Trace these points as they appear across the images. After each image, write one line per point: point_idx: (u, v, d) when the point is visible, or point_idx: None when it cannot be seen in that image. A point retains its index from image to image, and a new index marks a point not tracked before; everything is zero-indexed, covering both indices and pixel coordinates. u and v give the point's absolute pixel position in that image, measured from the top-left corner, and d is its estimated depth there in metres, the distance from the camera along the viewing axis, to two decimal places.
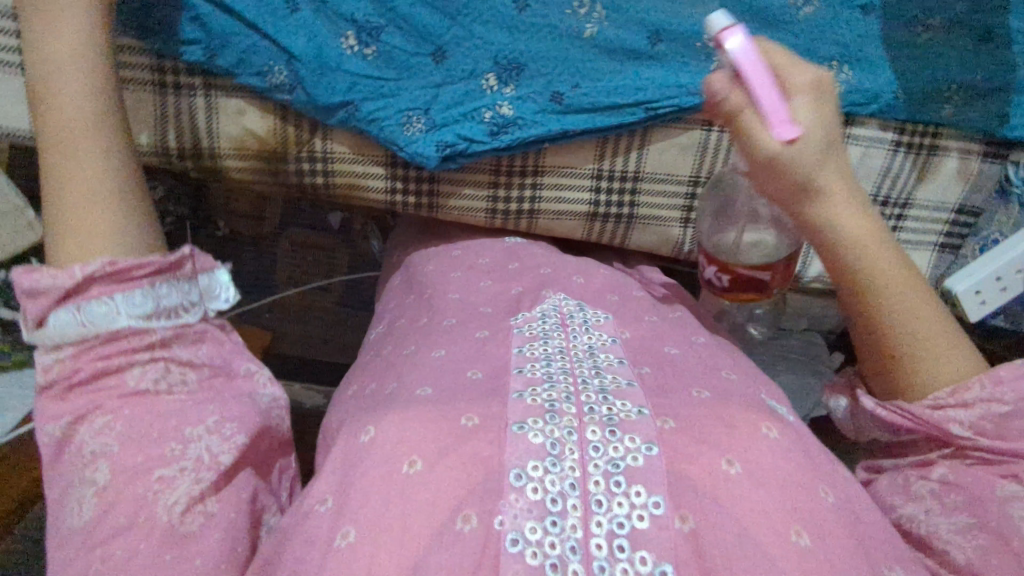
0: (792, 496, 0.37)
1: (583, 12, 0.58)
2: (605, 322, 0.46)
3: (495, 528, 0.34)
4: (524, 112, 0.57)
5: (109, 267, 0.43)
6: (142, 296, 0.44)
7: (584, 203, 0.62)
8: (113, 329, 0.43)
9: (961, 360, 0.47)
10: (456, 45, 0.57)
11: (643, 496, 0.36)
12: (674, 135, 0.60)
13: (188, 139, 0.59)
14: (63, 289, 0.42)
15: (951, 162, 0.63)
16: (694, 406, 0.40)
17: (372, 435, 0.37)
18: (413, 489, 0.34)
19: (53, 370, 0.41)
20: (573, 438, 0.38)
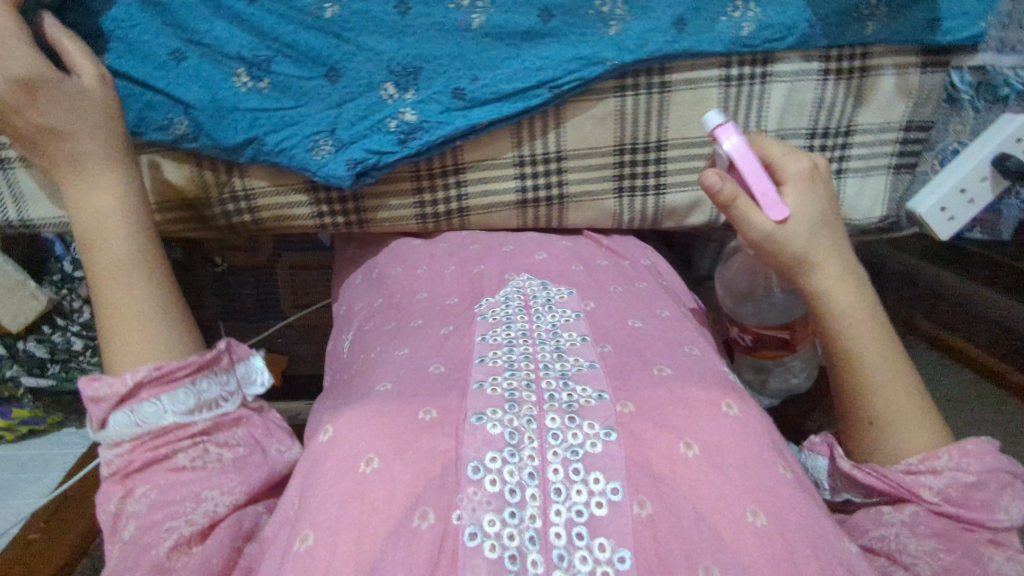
0: (748, 476, 0.37)
1: (466, 2, 0.55)
2: (568, 298, 0.48)
3: (453, 523, 0.34)
4: (429, 115, 0.55)
5: (154, 371, 0.45)
6: (185, 394, 0.46)
7: (512, 192, 0.60)
8: (161, 427, 0.44)
9: (926, 432, 0.47)
10: (348, 61, 0.54)
11: (601, 483, 0.37)
12: (586, 109, 0.58)
13: None
14: (116, 395, 0.44)
15: (887, 79, 0.59)
16: (652, 387, 0.41)
17: (331, 435, 0.38)
18: (369, 490, 0.35)
19: (112, 463, 0.44)
20: (532, 427, 0.38)
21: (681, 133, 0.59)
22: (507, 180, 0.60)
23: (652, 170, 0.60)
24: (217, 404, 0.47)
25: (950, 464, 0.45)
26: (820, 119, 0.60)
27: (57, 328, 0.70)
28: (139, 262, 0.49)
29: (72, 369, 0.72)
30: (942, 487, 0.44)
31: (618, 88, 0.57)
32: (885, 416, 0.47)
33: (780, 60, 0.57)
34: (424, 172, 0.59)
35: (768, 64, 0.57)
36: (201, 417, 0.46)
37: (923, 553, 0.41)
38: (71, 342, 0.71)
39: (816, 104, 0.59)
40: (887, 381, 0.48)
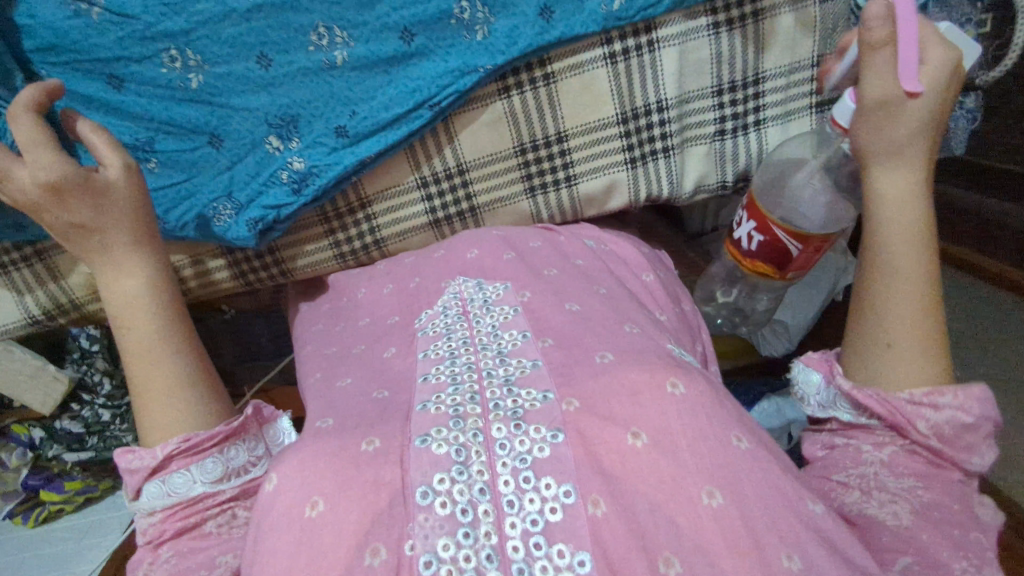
0: (701, 455, 0.36)
1: (324, 42, 0.54)
2: (506, 293, 0.48)
3: (406, 554, 0.34)
4: (316, 159, 0.56)
5: (182, 443, 0.45)
6: (212, 462, 0.46)
7: (422, 214, 0.61)
8: (192, 496, 0.45)
9: (933, 367, 0.43)
10: (226, 124, 0.56)
11: (553, 487, 0.36)
12: (472, 118, 0.57)
13: (48, 302, 0.62)
14: (148, 467, 0.44)
15: (785, 19, 0.54)
16: (594, 378, 0.40)
17: (276, 483, 0.37)
18: (317, 533, 0.34)
19: (149, 531, 0.45)
20: (479, 440, 0.38)
21: (580, 120, 0.57)
22: (416, 202, 0.60)
23: (559, 164, 0.59)
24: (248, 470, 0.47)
25: (954, 402, 0.41)
26: (722, 74, 0.56)
27: (85, 404, 0.73)
28: (163, 338, 0.49)
29: (108, 439, 0.75)
30: (940, 422, 0.41)
31: (503, 90, 0.56)
32: (892, 335, 0.44)
33: (662, 23, 0.54)
34: (330, 214, 0.60)
35: (650, 31, 0.54)
36: (232, 484, 0.46)
37: (901, 491, 0.41)
38: (100, 415, 0.74)
39: (715, 58, 0.55)
40: (905, 303, 0.45)
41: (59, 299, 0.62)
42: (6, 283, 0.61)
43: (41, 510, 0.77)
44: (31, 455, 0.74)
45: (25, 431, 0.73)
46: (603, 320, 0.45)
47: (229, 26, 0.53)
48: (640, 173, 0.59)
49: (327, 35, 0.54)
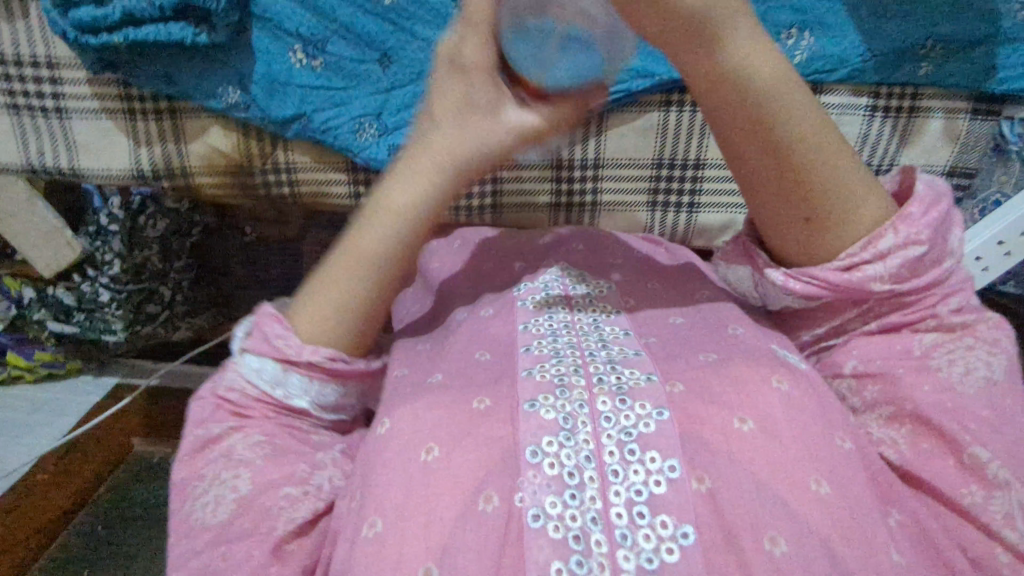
0: (807, 446, 0.37)
1: None
2: (608, 293, 0.49)
3: (516, 505, 0.35)
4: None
5: (325, 361, 0.44)
6: (331, 391, 0.45)
7: (546, 196, 0.67)
8: (291, 403, 0.44)
9: (875, 210, 0.41)
10: (400, 49, 0.61)
11: (658, 461, 0.37)
12: (629, 119, 0.63)
13: (161, 162, 0.63)
14: (286, 352, 0.43)
15: (935, 122, 0.59)
16: (697, 367, 0.41)
17: (389, 426, 0.39)
18: (433, 475, 0.36)
19: (234, 389, 0.44)
20: (585, 411, 0.38)
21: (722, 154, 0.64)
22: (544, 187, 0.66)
23: (687, 187, 0.65)
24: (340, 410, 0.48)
25: (897, 242, 0.40)
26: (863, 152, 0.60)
27: (89, 279, 0.77)
28: (433, 195, 0.44)
29: (94, 321, 0.78)
30: (891, 272, 0.41)
31: (664, 104, 0.62)
32: (833, 209, 0.41)
33: (829, 91, 0.58)
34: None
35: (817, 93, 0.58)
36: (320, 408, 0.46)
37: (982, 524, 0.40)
38: (97, 294, 0.77)
39: (862, 137, 0.59)
40: (849, 177, 0.40)
41: (173, 162, 0.63)
42: (126, 128, 0.62)
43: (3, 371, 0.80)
44: (14, 312, 0.80)
45: (17, 288, 0.80)
46: (698, 322, 0.47)
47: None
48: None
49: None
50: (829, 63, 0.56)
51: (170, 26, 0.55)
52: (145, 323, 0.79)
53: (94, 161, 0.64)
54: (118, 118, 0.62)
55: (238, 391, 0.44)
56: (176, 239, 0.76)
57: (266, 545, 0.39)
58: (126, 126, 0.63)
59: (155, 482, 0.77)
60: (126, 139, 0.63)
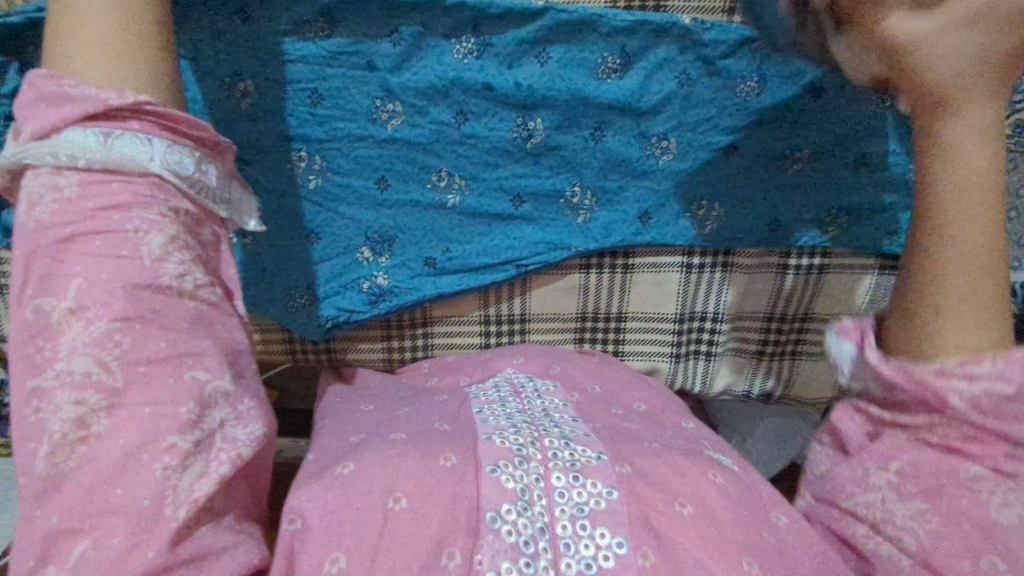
0: (743, 532, 0.41)
1: (443, 185, 0.66)
2: (554, 390, 0.54)
3: (475, 567, 0.37)
4: (395, 279, 0.67)
5: (161, 111, 0.40)
6: (160, 146, 0.40)
7: (475, 345, 0.73)
8: (139, 167, 0.39)
9: (975, 333, 0.41)
10: (328, 226, 0.66)
11: (606, 537, 0.39)
12: (550, 281, 0.70)
13: None
14: (91, 111, 0.38)
15: (842, 278, 0.69)
16: (640, 456, 0.45)
17: (353, 468, 0.41)
18: (398, 525, 0.37)
19: (48, 203, 0.37)
20: (540, 484, 0.41)
21: (640, 308, 0.71)
22: (473, 334, 0.72)
23: (611, 336, 0.72)
24: (217, 202, 0.45)
25: (990, 370, 0.39)
26: (777, 305, 0.70)
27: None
28: None
29: None
30: (976, 395, 0.39)
31: (584, 266, 0.69)
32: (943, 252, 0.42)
33: (741, 252, 0.69)
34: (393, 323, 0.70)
35: (730, 254, 0.69)
36: (180, 188, 0.41)
37: None
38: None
39: (776, 291, 0.70)
40: (961, 276, 0.42)
41: None
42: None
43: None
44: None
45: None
46: (641, 424, 0.51)
47: (363, 147, 0.64)
48: (679, 366, 0.74)
49: (447, 180, 0.66)
50: (736, 233, 0.67)
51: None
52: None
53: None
54: None
55: (58, 186, 0.38)
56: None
57: (159, 543, 0.32)
58: None
59: None
60: None
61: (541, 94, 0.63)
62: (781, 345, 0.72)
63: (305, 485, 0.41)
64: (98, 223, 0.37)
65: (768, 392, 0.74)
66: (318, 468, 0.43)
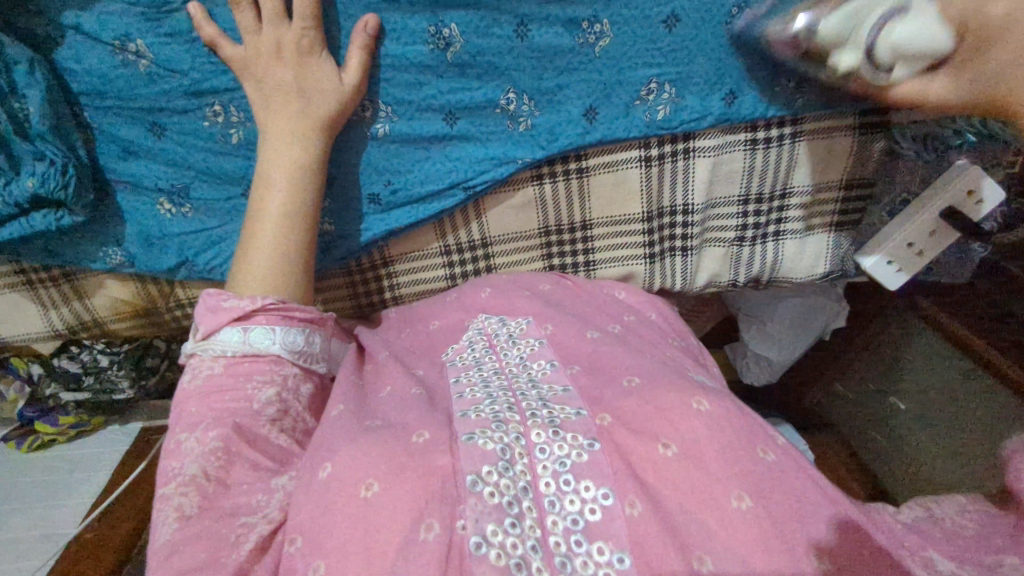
0: (735, 459, 0.39)
1: (369, 115, 0.61)
2: (527, 327, 0.53)
3: (457, 533, 0.36)
4: (343, 222, 0.66)
5: (278, 302, 0.51)
6: (295, 334, 0.52)
7: (442, 278, 0.71)
8: (268, 354, 0.50)
9: None
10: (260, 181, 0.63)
11: (592, 490, 0.38)
12: (504, 199, 0.66)
13: (74, 317, 0.73)
14: (239, 310, 0.49)
15: (814, 145, 0.63)
16: (626, 396, 0.44)
17: (331, 469, 0.39)
18: (373, 512, 0.36)
19: (200, 375, 0.48)
20: (521, 443, 0.40)
21: (605, 212, 0.67)
22: (437, 266, 0.70)
23: (580, 246, 0.69)
24: (320, 363, 0.55)
25: None
26: (752, 184, 0.65)
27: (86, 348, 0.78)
28: (305, 147, 0.56)
29: (104, 382, 0.78)
30: None
31: (536, 177, 0.65)
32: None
33: (703, 136, 0.62)
34: (354, 269, 0.70)
35: (691, 140, 0.62)
36: (298, 360, 0.52)
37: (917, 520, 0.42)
38: (98, 360, 0.78)
39: (748, 169, 0.64)
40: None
41: (82, 315, 0.73)
42: (32, 296, 0.71)
43: (36, 439, 0.81)
44: (28, 390, 0.79)
45: (24, 365, 0.79)
46: (627, 352, 0.49)
47: None
48: (655, 266, 0.70)
49: (372, 108, 0.61)
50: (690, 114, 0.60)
51: (32, 217, 0.60)
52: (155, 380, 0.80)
53: (16, 327, 0.73)
54: (21, 290, 0.70)
55: (211, 366, 0.48)
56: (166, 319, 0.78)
57: None
58: (31, 295, 0.71)
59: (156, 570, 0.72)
60: (36, 304, 0.71)
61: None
62: (762, 227, 0.68)
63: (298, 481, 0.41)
64: (232, 387, 0.48)
65: (754, 276, 0.71)
66: (308, 463, 0.42)
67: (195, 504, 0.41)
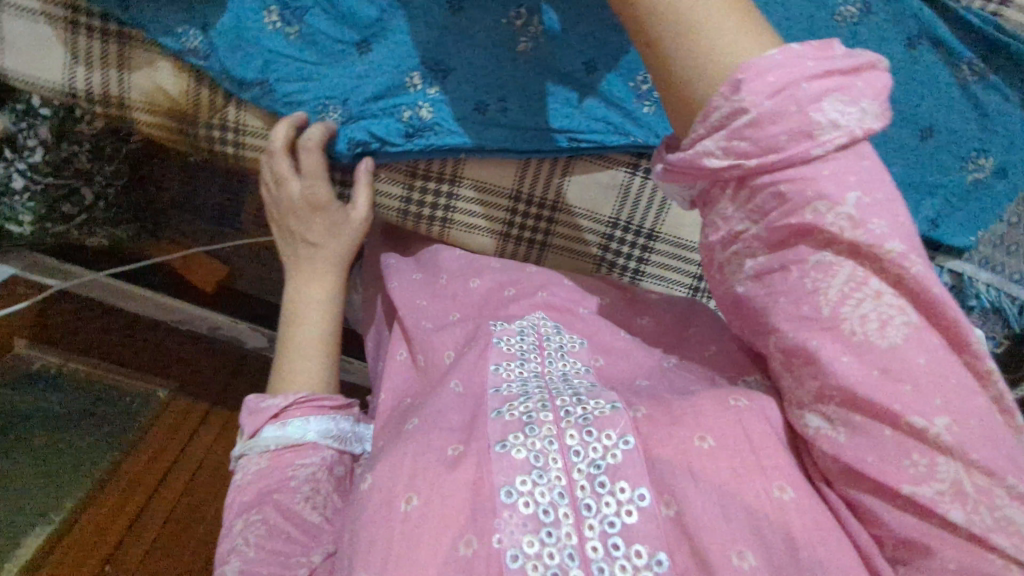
0: (765, 459, 0.39)
1: (520, 24, 0.57)
2: (579, 348, 0.51)
3: (494, 546, 0.36)
4: (440, 109, 0.59)
5: (307, 396, 0.54)
6: (325, 419, 0.53)
7: (499, 220, 0.65)
8: (303, 441, 0.51)
9: (750, 44, 0.37)
10: (381, 40, 0.58)
11: (627, 491, 0.38)
12: (593, 170, 0.62)
13: (99, 83, 0.59)
14: (275, 408, 0.52)
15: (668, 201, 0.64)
16: (670, 398, 0.43)
17: (370, 482, 0.41)
18: (412, 527, 0.37)
19: (250, 473, 0.50)
20: (554, 447, 0.40)
21: (673, 229, 0.65)
22: (498, 214, 0.65)
23: (636, 253, 0.67)
24: (356, 444, 0.55)
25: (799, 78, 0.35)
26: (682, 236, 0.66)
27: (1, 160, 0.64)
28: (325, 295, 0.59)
29: None
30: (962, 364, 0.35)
31: (633, 165, 0.62)
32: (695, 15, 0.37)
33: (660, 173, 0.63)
34: (418, 173, 0.62)
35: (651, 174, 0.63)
36: (334, 443, 0.53)
37: None
38: (11, 179, 0.65)
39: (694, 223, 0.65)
40: None
41: (112, 88, 0.59)
42: (64, 37, 0.58)
43: None
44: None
45: None
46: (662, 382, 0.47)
47: None
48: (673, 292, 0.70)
49: (526, 19, 0.57)
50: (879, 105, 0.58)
51: None
52: (60, 222, 0.70)
53: (25, 64, 0.59)
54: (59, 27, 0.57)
55: (258, 461, 0.50)
56: (109, 137, 0.67)
57: None
58: (64, 36, 0.58)
59: (29, 397, 0.82)
60: (62, 49, 0.58)
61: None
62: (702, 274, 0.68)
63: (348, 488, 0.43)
64: (274, 480, 0.49)
65: None
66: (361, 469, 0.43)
67: (236, 570, 0.44)
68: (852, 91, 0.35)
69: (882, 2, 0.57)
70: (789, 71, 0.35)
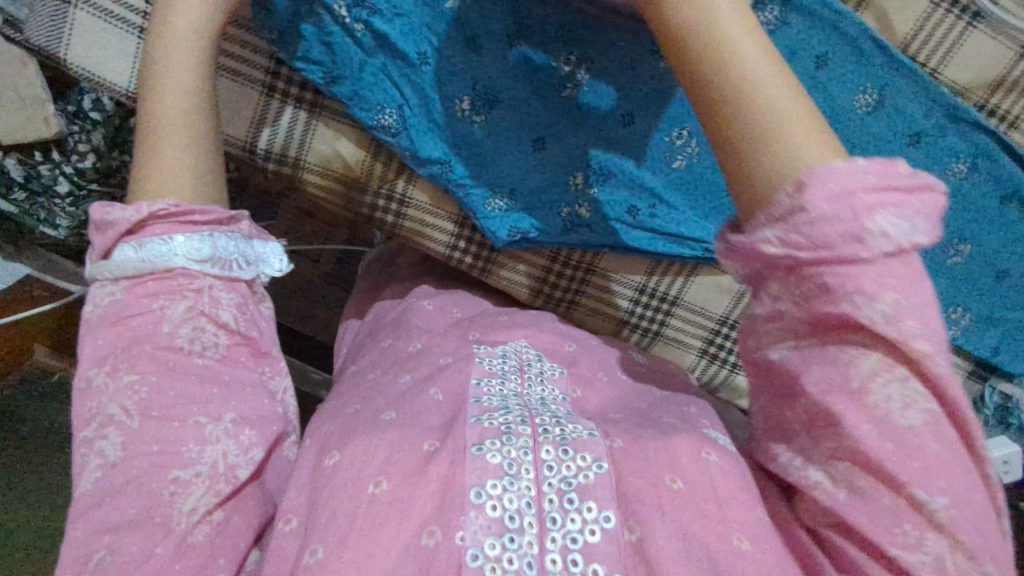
0: (729, 509, 0.39)
1: (677, 142, 0.62)
2: (558, 376, 0.51)
3: (456, 542, 0.36)
4: (598, 207, 0.63)
5: (172, 207, 0.46)
6: (200, 240, 0.46)
7: (620, 312, 0.70)
8: (169, 268, 0.45)
9: (824, 147, 0.36)
10: (557, 140, 0.61)
11: (594, 511, 0.38)
12: (717, 274, 0.67)
13: (279, 142, 0.62)
14: (124, 224, 0.45)
15: None
16: (645, 434, 0.44)
17: (338, 459, 0.40)
18: (378, 508, 0.37)
19: (111, 299, 0.45)
20: (529, 458, 0.40)
21: None
22: (624, 298, 0.69)
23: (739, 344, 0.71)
24: (246, 270, 0.50)
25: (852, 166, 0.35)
26: None
27: (50, 162, 0.73)
28: (193, 101, 0.49)
29: (37, 208, 0.75)
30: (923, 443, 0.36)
31: None
32: (765, 98, 0.37)
33: None
34: (560, 259, 0.67)
35: None
36: (212, 267, 0.47)
37: None
38: (56, 181, 0.74)
39: None
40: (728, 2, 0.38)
41: (291, 148, 0.62)
42: (259, 98, 0.61)
43: None
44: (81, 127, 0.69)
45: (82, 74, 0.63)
46: (636, 421, 0.47)
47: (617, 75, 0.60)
48: None
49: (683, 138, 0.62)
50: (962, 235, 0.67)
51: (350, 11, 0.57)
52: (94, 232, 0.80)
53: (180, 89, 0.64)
54: (253, 89, 0.61)
55: (112, 292, 0.45)
56: None
57: None
58: (257, 99, 0.61)
59: None
60: (253, 112, 0.61)
61: (886, 126, 0.64)
62: None
63: (309, 464, 0.42)
64: (140, 308, 0.44)
65: None
66: (321, 444, 0.42)
67: (119, 447, 0.41)
68: (909, 206, 0.34)
69: (988, 167, 0.65)
70: (845, 180, 0.34)
